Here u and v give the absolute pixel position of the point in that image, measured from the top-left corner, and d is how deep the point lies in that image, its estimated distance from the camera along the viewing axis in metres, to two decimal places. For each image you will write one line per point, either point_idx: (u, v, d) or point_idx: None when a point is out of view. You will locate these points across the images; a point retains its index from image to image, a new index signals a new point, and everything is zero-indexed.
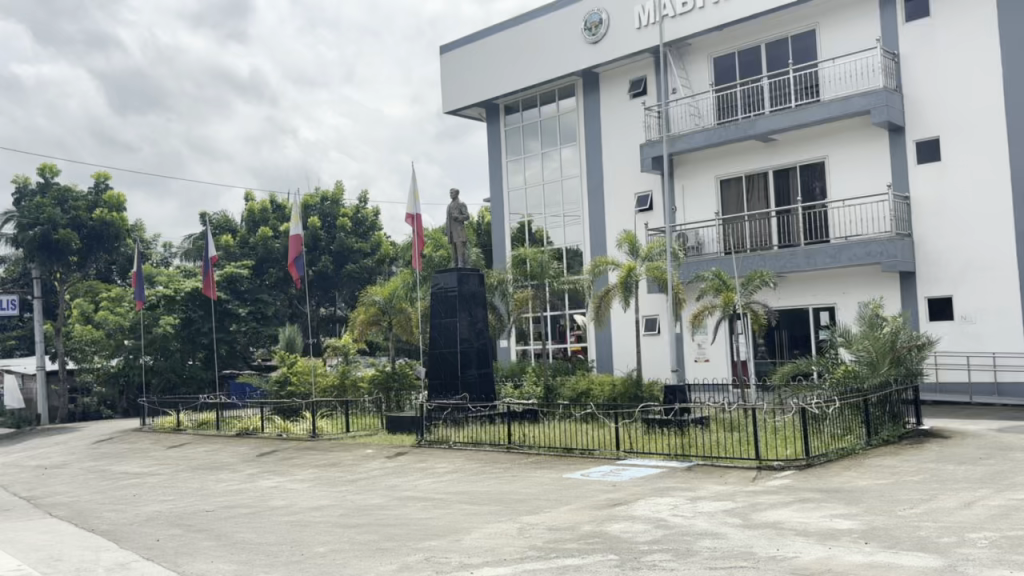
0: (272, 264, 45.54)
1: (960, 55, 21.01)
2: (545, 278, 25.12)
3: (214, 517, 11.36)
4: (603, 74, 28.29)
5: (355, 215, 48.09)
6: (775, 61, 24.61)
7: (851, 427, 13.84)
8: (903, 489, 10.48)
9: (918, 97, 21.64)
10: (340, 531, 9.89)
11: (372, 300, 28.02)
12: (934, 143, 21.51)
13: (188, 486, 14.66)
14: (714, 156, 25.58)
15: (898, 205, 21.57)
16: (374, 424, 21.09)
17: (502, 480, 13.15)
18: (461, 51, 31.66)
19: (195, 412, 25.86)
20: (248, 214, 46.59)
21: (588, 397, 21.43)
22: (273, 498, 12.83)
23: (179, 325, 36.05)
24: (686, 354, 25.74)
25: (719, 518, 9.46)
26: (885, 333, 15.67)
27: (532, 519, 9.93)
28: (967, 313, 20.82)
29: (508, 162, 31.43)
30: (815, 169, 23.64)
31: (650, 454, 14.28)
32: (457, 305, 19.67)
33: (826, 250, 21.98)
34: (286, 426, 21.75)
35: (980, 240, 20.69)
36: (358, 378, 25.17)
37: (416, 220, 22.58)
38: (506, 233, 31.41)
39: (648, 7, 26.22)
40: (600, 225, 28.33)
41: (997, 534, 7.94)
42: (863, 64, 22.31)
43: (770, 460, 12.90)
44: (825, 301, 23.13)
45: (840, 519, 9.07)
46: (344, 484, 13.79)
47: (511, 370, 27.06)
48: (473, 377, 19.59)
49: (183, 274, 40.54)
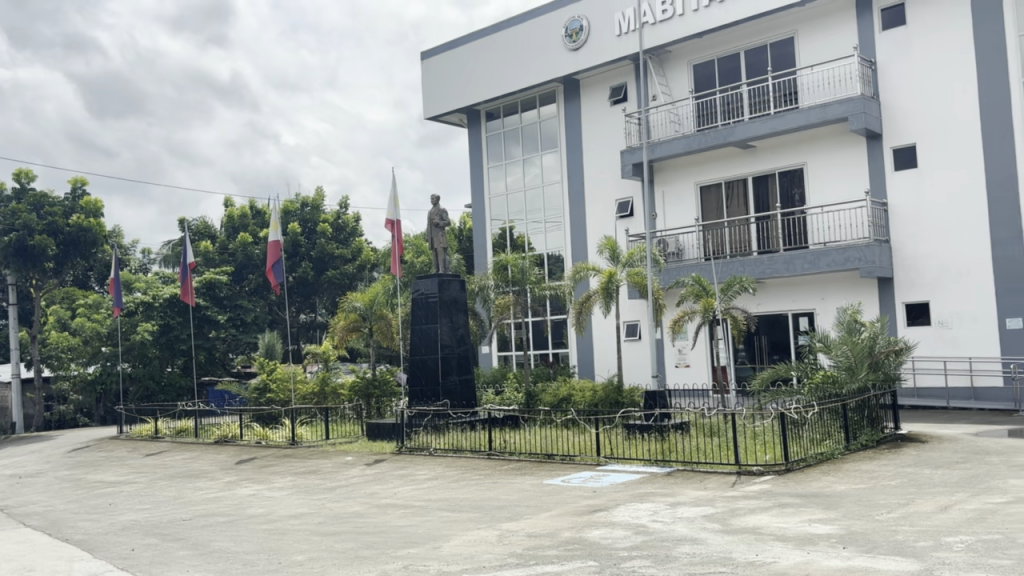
0: (251, 270, 45.38)
1: (937, 65, 21.23)
2: (527, 284, 25.18)
3: (190, 526, 11.24)
4: (584, 81, 28.41)
5: (336, 220, 48.07)
6: (754, 67, 24.76)
7: (830, 431, 13.93)
8: (881, 494, 10.55)
9: (895, 105, 21.89)
10: (319, 539, 9.82)
11: (352, 307, 27.73)
12: (911, 150, 21.76)
13: (165, 494, 14.52)
14: (693, 164, 25.73)
15: (876, 211, 21.80)
16: (354, 431, 21.02)
17: (483, 486, 13.11)
18: (442, 58, 31.69)
19: (173, 419, 25.62)
20: (228, 220, 46.42)
21: (569, 403, 21.41)
22: (251, 506, 12.72)
23: (157, 332, 35.53)
24: (667, 359, 25.85)
25: (698, 523, 9.48)
26: (863, 339, 15.80)
27: (512, 525, 9.94)
28: (943, 318, 21.01)
29: (490, 168, 31.44)
30: (793, 176, 23.82)
31: (632, 459, 14.28)
32: (438, 310, 19.65)
33: (805, 256, 22.15)
34: (265, 434, 21.59)
35: (956, 245, 20.90)
36: (338, 384, 24.85)
37: (396, 225, 22.51)
38: (487, 239, 31.41)
39: (628, 14, 26.33)
40: (580, 231, 28.40)
41: (972, 538, 7.99)
42: (841, 72, 22.58)
43: (749, 465, 12.95)
44: (804, 306, 23.29)
45: (818, 524, 9.10)
46: (322, 492, 13.71)
47: (493, 377, 27.09)
48: (455, 383, 19.52)
49: (160, 278, 40.10)
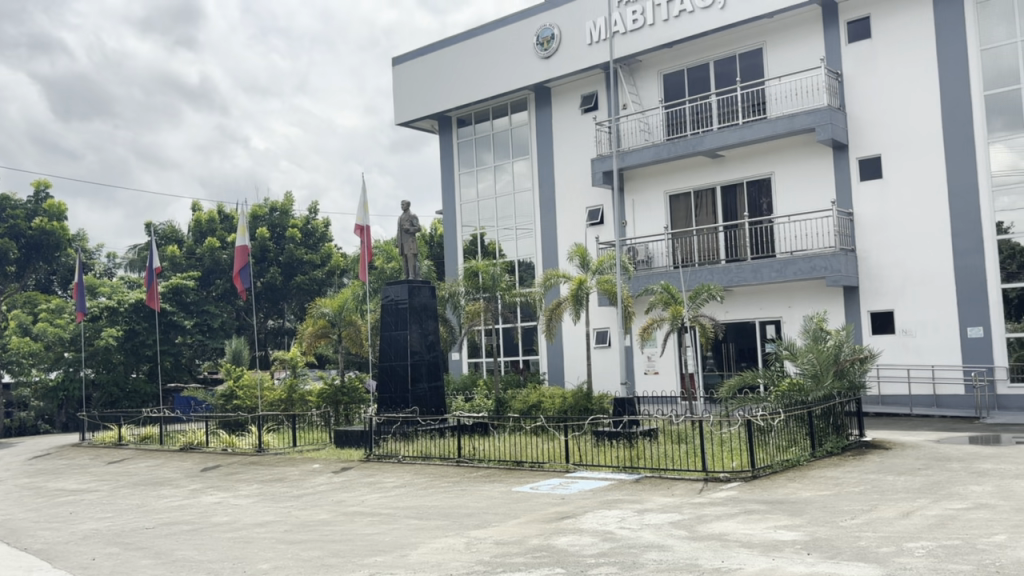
0: (219, 275, 44.98)
1: (901, 79, 21.61)
2: (498, 291, 25.06)
3: (154, 534, 11.08)
4: (555, 90, 28.53)
5: (305, 226, 47.74)
6: (723, 77, 25.01)
7: (796, 438, 14.07)
8: (845, 500, 10.68)
9: (861, 118, 22.25)
10: (284, 547, 9.74)
11: (321, 312, 27.57)
12: (876, 162, 22.12)
13: (128, 502, 14.28)
14: (662, 172, 25.93)
15: (841, 220, 22.11)
16: (321, 438, 20.84)
17: (451, 494, 13.05)
18: (414, 64, 31.64)
19: (137, 426, 25.23)
20: (195, 224, 45.95)
21: (539, 409, 21.42)
22: (216, 514, 12.57)
23: (121, 338, 35.04)
24: (636, 366, 26.00)
25: (665, 530, 9.53)
26: (828, 347, 15.95)
27: (480, 533, 9.92)
28: (907, 327, 21.32)
29: (461, 174, 31.43)
30: (762, 185, 24.08)
31: (600, 466, 14.31)
32: (408, 317, 19.57)
33: (772, 264, 22.40)
34: (231, 441, 21.36)
35: (919, 255, 21.24)
36: (306, 391, 24.69)
37: (366, 231, 22.42)
38: (458, 246, 31.37)
39: (599, 23, 26.50)
40: (551, 239, 28.47)
41: (933, 543, 8.12)
42: (808, 83, 22.91)
43: (716, 472, 13.03)
44: (771, 314, 23.54)
45: (783, 530, 9.18)
46: (289, 499, 13.58)
47: (463, 384, 27.05)
48: (424, 390, 19.45)
49: (126, 283, 39.60)
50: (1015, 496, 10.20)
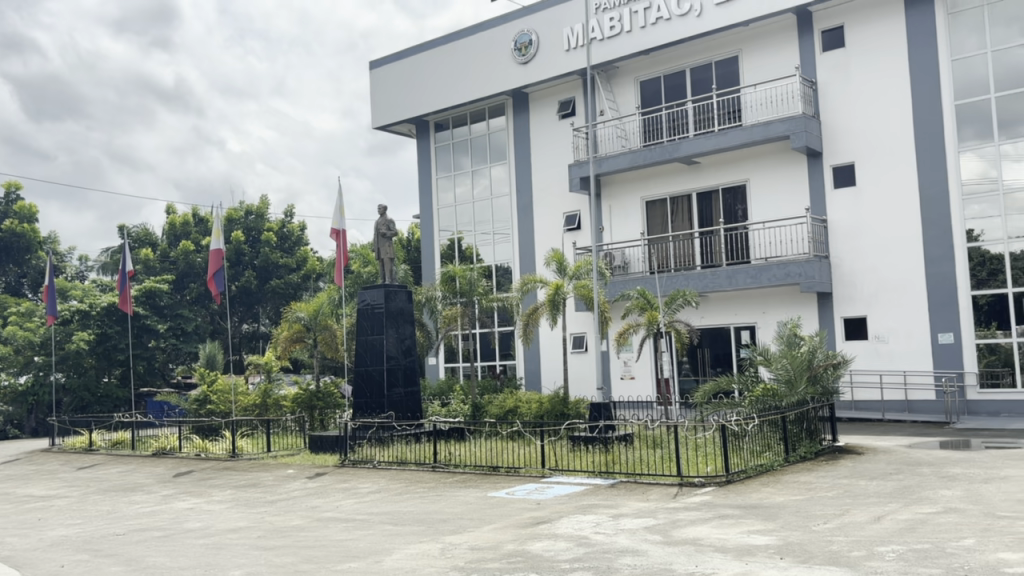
0: (193, 279, 44.58)
1: (875, 88, 21.88)
2: (475, 296, 25.03)
3: (125, 541, 10.94)
4: (533, 95, 28.60)
5: (280, 229, 47.44)
6: (699, 84, 25.20)
7: (770, 443, 14.17)
8: (818, 505, 10.77)
9: (835, 126, 22.50)
10: (258, 553, 9.66)
11: (296, 317, 27.32)
12: (850, 169, 22.37)
13: (98, 508, 14.09)
14: (639, 179, 26.05)
15: (816, 227, 22.34)
16: (296, 443, 20.71)
17: (426, 500, 13.00)
18: (392, 68, 31.60)
19: (109, 431, 24.89)
20: (169, 227, 45.52)
21: (515, 415, 21.41)
22: (189, 520, 12.44)
23: (92, 342, 34.57)
24: (613, 371, 26.07)
25: (640, 535, 9.56)
26: (802, 352, 16.09)
27: (455, 539, 9.89)
28: (880, 333, 21.56)
29: (439, 178, 31.40)
30: (737, 192, 24.27)
31: (576, 471, 14.34)
32: (385, 321, 19.50)
33: (747, 270, 22.58)
34: (204, 446, 21.17)
35: (892, 261, 21.49)
36: (280, 396, 24.47)
37: (342, 235, 22.32)
38: (435, 250, 31.31)
39: (577, 30, 26.61)
40: (528, 244, 28.51)
41: (904, 547, 8.21)
42: (783, 91, 23.14)
43: (691, 477, 13.09)
44: (745, 320, 23.71)
45: (756, 535, 9.24)
46: (263, 505, 13.47)
47: (439, 389, 26.99)
48: (400, 395, 19.39)
49: (97, 287, 39.11)
50: (984, 500, 10.34)
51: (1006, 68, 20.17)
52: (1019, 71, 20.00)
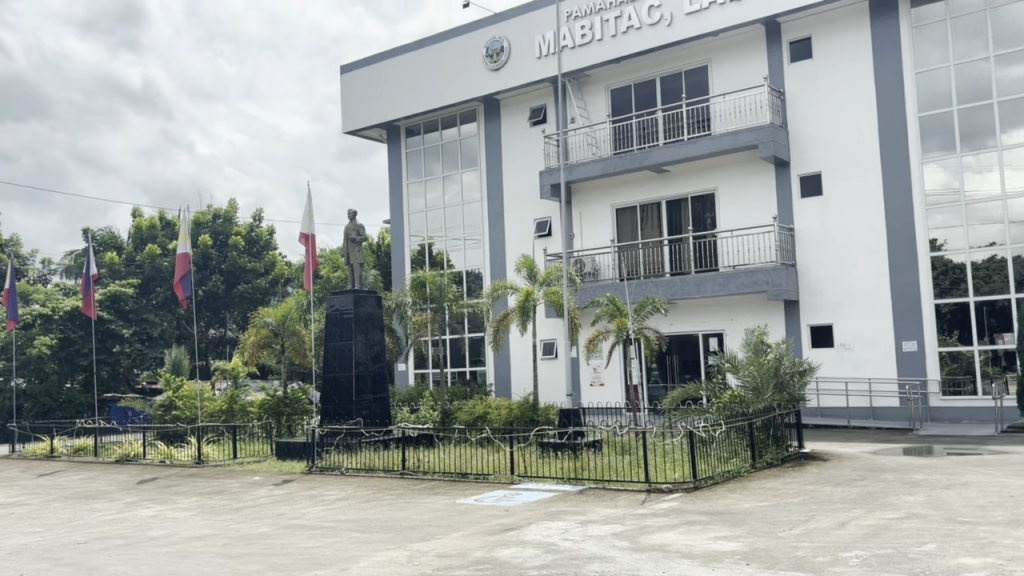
0: (159, 283, 44.04)
1: (841, 99, 22.22)
2: (445, 302, 24.89)
3: (86, 549, 10.76)
4: (504, 102, 28.65)
5: (248, 234, 47.05)
6: (669, 93, 25.41)
7: (737, 449, 14.28)
8: (783, 511, 10.88)
9: (802, 136, 22.81)
10: (223, 561, 9.54)
11: (263, 322, 27.03)
12: (816, 179, 22.67)
13: (59, 516, 13.85)
14: (609, 186, 26.19)
15: (783, 236, 22.60)
16: (263, 450, 20.53)
17: (394, 507, 12.93)
18: (362, 72, 31.49)
19: (71, 437, 24.47)
20: (135, 230, 44.94)
21: (485, 421, 21.39)
22: (152, 528, 12.25)
23: (55, 346, 34.01)
24: (582, 378, 26.15)
25: (608, 541, 9.59)
26: (769, 359, 16.22)
27: (423, 546, 9.84)
28: (845, 340, 21.83)
29: (410, 183, 31.32)
30: (706, 200, 24.49)
31: (545, 477, 14.34)
32: (354, 327, 19.39)
33: (716, 278, 22.77)
34: (168, 452, 20.90)
35: (857, 270, 21.79)
36: (247, 402, 24.20)
37: (311, 239, 22.17)
38: (405, 256, 31.19)
39: (548, 37, 26.71)
40: (498, 250, 28.52)
41: (867, 552, 8.32)
42: (752, 101, 23.41)
43: (659, 483, 13.16)
44: (713, 327, 23.91)
45: (723, 541, 9.31)
46: (228, 512, 13.32)
47: (408, 395, 26.90)
48: (369, 402, 19.29)
49: (60, 290, 38.35)
50: (945, 506, 10.51)
51: (967, 81, 20.57)
52: (980, 85, 20.42)
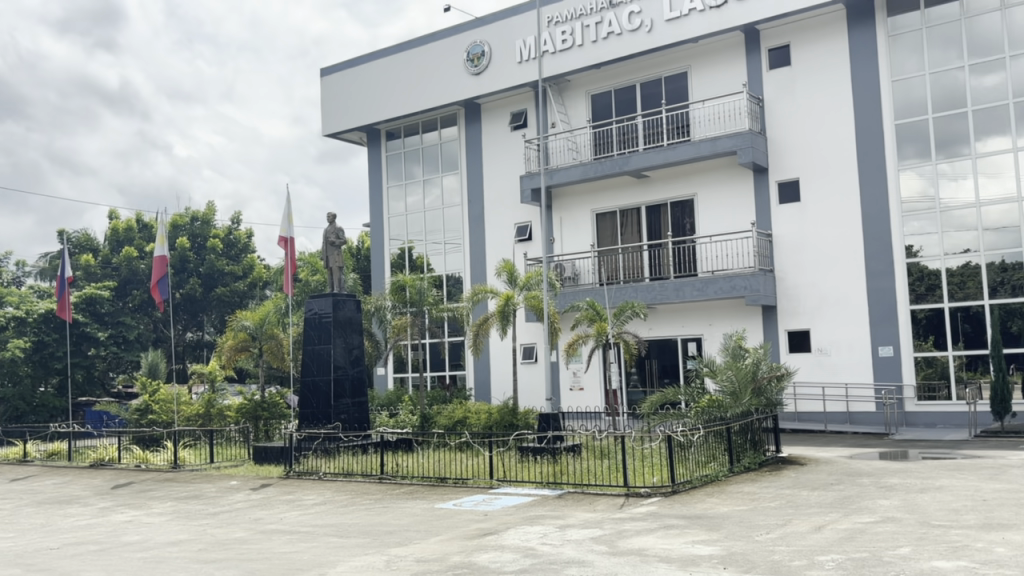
0: (136, 285, 43.64)
1: (819, 106, 22.43)
2: (424, 306, 24.84)
3: (59, 555, 10.63)
4: (485, 106, 28.67)
5: (226, 236, 46.75)
6: (648, 99, 25.54)
7: (715, 454, 14.35)
8: (760, 515, 10.94)
9: (780, 142, 23.00)
10: (198, 567, 9.45)
11: (241, 326, 26.86)
12: (794, 185, 22.86)
13: (32, 521, 13.67)
14: (589, 191, 26.26)
15: (761, 242, 22.79)
16: (240, 454, 20.39)
17: (372, 511, 12.87)
18: (343, 75, 31.40)
19: (44, 442, 24.15)
20: (112, 233, 44.56)
21: (464, 425, 21.34)
22: (127, 533, 12.12)
23: (29, 349, 33.57)
24: (561, 383, 26.18)
25: (586, 546, 9.60)
26: (747, 364, 16.34)
27: (401, 551, 9.80)
28: (823, 345, 21.99)
29: (390, 187, 31.25)
30: (685, 206, 24.61)
31: (524, 482, 14.33)
32: (332, 331, 19.30)
33: (695, 283, 22.90)
34: (144, 457, 20.67)
35: (834, 276, 21.98)
36: (224, 406, 24.03)
37: (290, 242, 22.06)
38: (385, 260, 31.10)
39: (529, 42, 26.76)
40: (478, 254, 28.51)
41: (843, 556, 8.38)
42: (731, 107, 23.58)
43: (637, 487, 13.20)
44: (692, 332, 24.02)
45: (700, 545, 9.35)
46: (204, 517, 13.21)
47: (388, 400, 26.80)
48: (348, 406, 19.21)
49: (35, 293, 37.86)
50: (919, 510, 10.61)
51: (942, 90, 20.84)
52: (956, 93, 20.69)
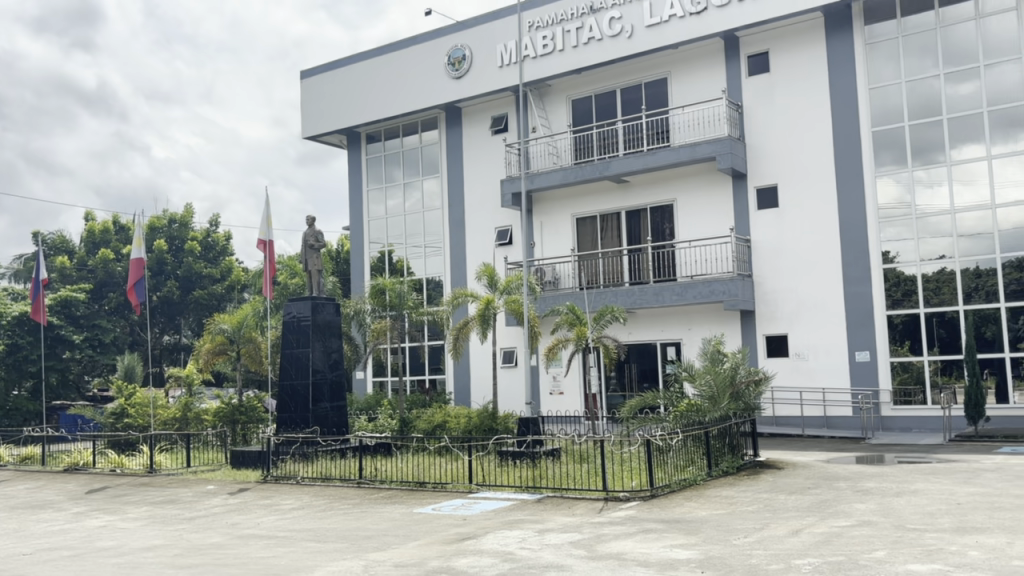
0: (112, 288, 43.20)
1: (797, 112, 22.62)
2: (404, 309, 24.83)
3: (31, 561, 10.48)
4: (465, 110, 28.67)
5: (205, 239, 46.42)
6: (629, 104, 25.64)
7: (694, 458, 14.40)
8: (738, 519, 11.00)
9: (759, 148, 23.17)
10: (173, 572, 9.35)
11: (219, 329, 26.67)
12: (772, 191, 23.03)
13: (4, 527, 13.48)
14: (570, 196, 26.32)
15: (739, 247, 22.95)
16: (218, 458, 20.25)
17: (351, 516, 12.81)
18: (323, 77, 31.30)
19: (17, 446, 23.83)
20: (88, 235, 44.15)
21: (443, 430, 21.29)
22: (101, 538, 11.97)
23: None
24: (541, 387, 26.20)
25: (565, 550, 9.60)
26: (726, 368, 16.42)
27: (379, 556, 9.76)
28: (800, 350, 22.14)
29: (370, 190, 31.16)
30: (665, 211, 24.73)
31: (503, 486, 14.31)
32: (311, 334, 19.19)
33: (674, 288, 23.01)
34: (120, 461, 20.44)
35: (811, 281, 22.15)
36: (201, 410, 23.86)
37: (269, 246, 21.93)
38: (365, 263, 30.99)
39: (510, 46, 26.80)
40: (459, 257, 28.49)
41: (819, 560, 8.44)
42: (710, 113, 23.73)
43: (616, 491, 13.23)
44: (671, 336, 24.12)
45: (679, 549, 9.38)
46: (180, 522, 13.08)
47: (367, 404, 26.70)
48: (327, 410, 19.12)
49: (9, 295, 37.40)
50: (895, 513, 10.72)
51: (918, 98, 21.10)
52: (931, 102, 20.95)
